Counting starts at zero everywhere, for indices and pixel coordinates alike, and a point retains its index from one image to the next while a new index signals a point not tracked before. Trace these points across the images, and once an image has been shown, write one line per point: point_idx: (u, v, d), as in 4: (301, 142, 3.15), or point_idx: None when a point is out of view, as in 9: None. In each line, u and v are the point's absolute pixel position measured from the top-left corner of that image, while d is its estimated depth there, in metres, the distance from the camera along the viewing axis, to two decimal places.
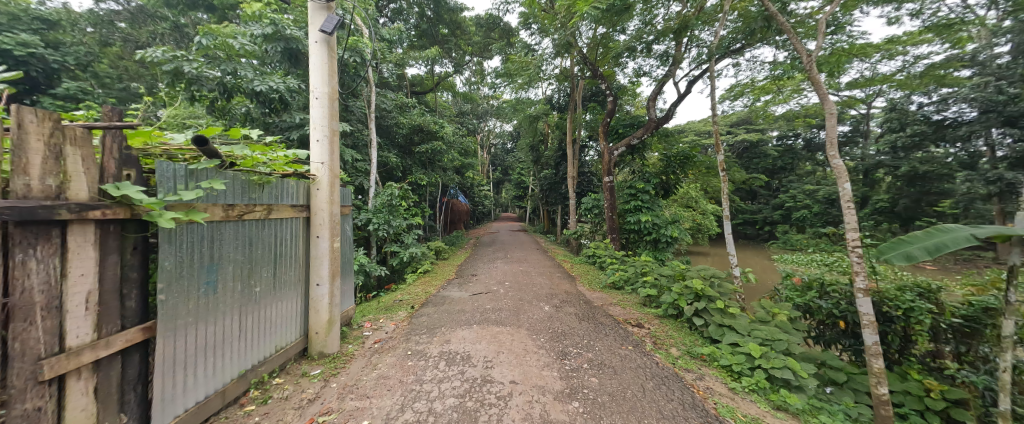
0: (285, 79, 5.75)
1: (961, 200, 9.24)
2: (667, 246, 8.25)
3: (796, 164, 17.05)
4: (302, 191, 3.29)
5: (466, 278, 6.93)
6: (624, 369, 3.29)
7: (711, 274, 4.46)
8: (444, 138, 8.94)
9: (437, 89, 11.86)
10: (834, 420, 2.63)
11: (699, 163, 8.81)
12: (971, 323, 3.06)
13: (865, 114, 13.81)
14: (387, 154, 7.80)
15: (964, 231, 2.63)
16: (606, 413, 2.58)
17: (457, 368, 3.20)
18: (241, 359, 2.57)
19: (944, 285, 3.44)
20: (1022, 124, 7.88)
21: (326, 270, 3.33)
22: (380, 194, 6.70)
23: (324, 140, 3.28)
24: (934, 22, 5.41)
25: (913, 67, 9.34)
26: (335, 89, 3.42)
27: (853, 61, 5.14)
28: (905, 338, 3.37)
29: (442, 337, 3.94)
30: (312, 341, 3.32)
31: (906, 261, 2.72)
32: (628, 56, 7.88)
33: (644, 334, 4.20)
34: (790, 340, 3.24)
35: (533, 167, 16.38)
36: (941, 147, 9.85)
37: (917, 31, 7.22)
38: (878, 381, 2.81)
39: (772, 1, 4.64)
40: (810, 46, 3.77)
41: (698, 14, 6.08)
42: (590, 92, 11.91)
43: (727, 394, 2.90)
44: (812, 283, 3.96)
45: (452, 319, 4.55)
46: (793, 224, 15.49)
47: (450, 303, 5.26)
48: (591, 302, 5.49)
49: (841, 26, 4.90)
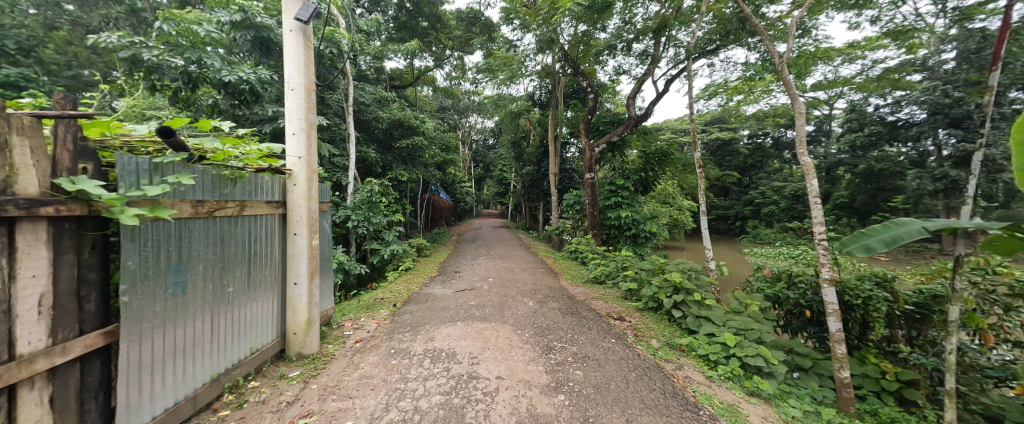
0: (256, 69, 5.51)
1: (912, 195, 9.97)
2: (646, 241, 8.49)
3: (765, 162, 17.91)
4: (277, 187, 3.16)
5: (449, 275, 6.88)
6: (607, 362, 3.37)
7: (688, 267, 4.63)
8: (425, 133, 8.79)
9: (417, 83, 11.61)
10: (801, 404, 2.82)
11: (676, 161, 9.09)
12: (921, 309, 3.33)
13: (827, 115, 14.65)
14: (366, 149, 7.60)
15: (917, 224, 2.83)
16: (592, 405, 2.64)
17: (442, 365, 3.18)
18: (213, 363, 2.46)
19: (897, 274, 3.73)
20: (964, 126, 8.70)
21: (304, 268, 3.22)
22: (359, 190, 6.53)
23: (301, 133, 3.16)
24: (890, 28, 5.79)
25: (871, 70, 9.98)
26: (312, 81, 3.29)
27: (818, 63, 5.43)
28: (863, 325, 3.62)
29: (426, 335, 3.90)
30: (291, 342, 3.21)
31: (866, 253, 2.92)
32: (608, 55, 8.01)
33: (626, 326, 4.31)
34: (761, 329, 3.43)
35: (515, 164, 16.41)
36: (894, 147, 10.60)
37: (874, 37, 7.73)
38: (840, 366, 3.01)
39: (746, 4, 4.82)
40: (779, 48, 3.95)
41: (676, 14, 6.24)
42: (571, 89, 12.02)
43: (705, 382, 3.03)
44: (781, 275, 4.19)
45: (435, 316, 4.50)
46: (762, 219, 16.27)
47: (433, 300, 5.21)
48: (574, 296, 5.58)
49: (807, 30, 5.16)
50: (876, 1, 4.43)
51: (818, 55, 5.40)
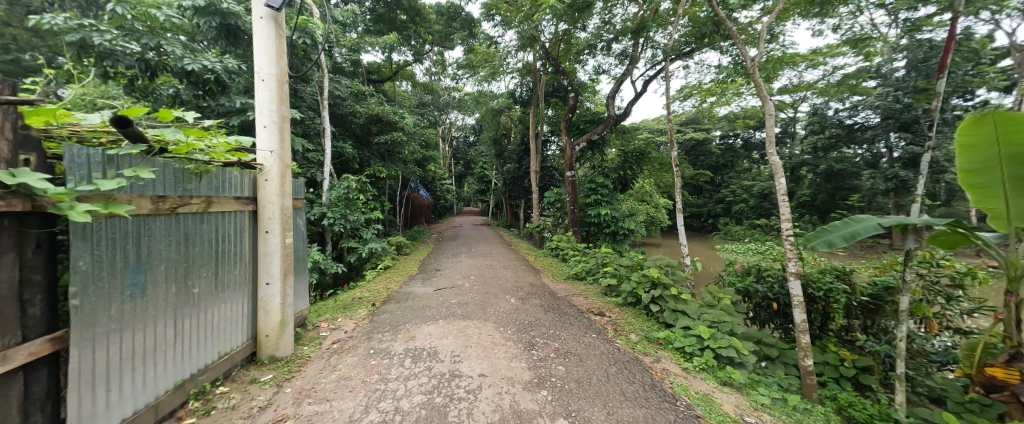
0: (222, 58, 5.20)
1: (866, 194, 10.71)
2: (625, 238, 8.70)
3: (735, 161, 18.73)
4: (247, 183, 3.01)
5: (430, 273, 6.79)
6: (589, 357, 3.44)
7: (666, 263, 4.77)
8: (405, 128, 8.58)
9: (396, 78, 11.31)
10: (770, 391, 2.99)
11: (653, 159, 9.36)
12: (875, 300, 3.60)
13: (792, 118, 15.49)
14: (342, 145, 7.35)
15: (872, 221, 3.06)
16: (574, 399, 2.69)
17: (423, 365, 3.14)
18: (178, 367, 2.31)
19: (854, 267, 4.00)
20: (913, 130, 9.47)
21: (277, 267, 3.08)
22: (335, 187, 6.33)
23: (272, 126, 3.02)
24: (849, 36, 6.17)
25: (831, 76, 10.63)
26: (285, 72, 3.15)
27: (785, 68, 5.73)
28: (824, 316, 3.86)
29: (407, 334, 3.84)
30: (263, 344, 3.06)
31: (828, 248, 3.12)
32: (589, 54, 8.09)
33: (606, 321, 4.41)
34: (733, 322, 3.60)
35: (496, 161, 16.36)
36: (851, 148, 11.35)
37: (834, 44, 8.22)
38: (804, 354, 3.20)
39: (721, 8, 5.01)
40: (750, 52, 4.12)
41: (654, 16, 6.41)
42: (552, 87, 12.11)
43: (681, 373, 3.15)
44: (751, 269, 4.42)
45: (416, 315, 4.43)
46: (733, 216, 17.02)
47: (414, 299, 5.13)
48: (555, 293, 5.64)
49: (776, 35, 5.43)
50: (837, 11, 4.70)
51: (785, 60, 5.70)
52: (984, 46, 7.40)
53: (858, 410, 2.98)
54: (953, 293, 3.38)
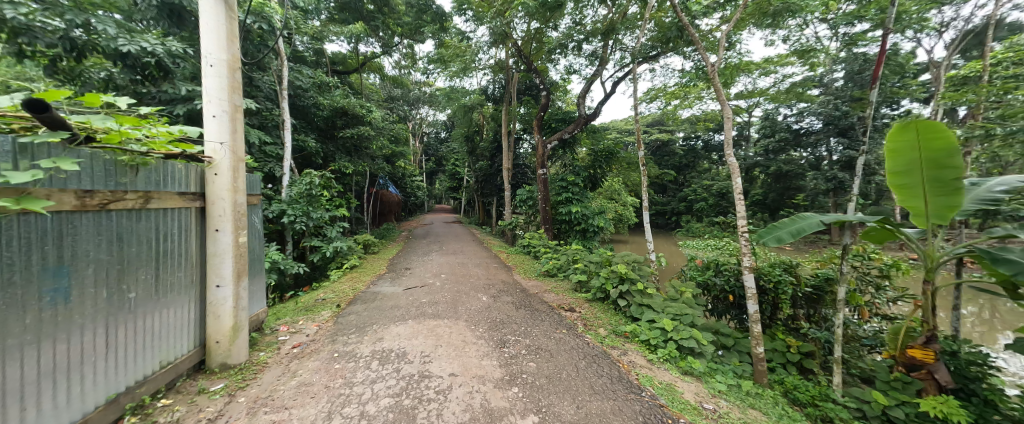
0: (165, 41, 4.74)
1: (810, 194, 11.70)
2: (595, 235, 8.91)
3: (697, 162, 19.79)
4: (194, 177, 2.76)
5: (399, 272, 6.59)
6: (559, 352, 3.50)
7: (633, 259, 4.97)
8: (373, 123, 8.26)
9: (363, 69, 10.84)
10: (726, 378, 3.19)
11: (622, 158, 9.66)
12: (817, 290, 3.95)
13: (746, 122, 16.59)
14: (303, 138, 6.93)
15: (815, 218, 3.34)
16: (544, 395, 2.72)
17: (392, 366, 3.04)
18: (112, 379, 2.09)
19: (799, 261, 4.35)
20: (849, 135, 10.79)
21: (229, 269, 2.86)
22: (296, 182, 5.97)
23: (223, 116, 2.79)
24: (796, 47, 6.68)
25: (781, 84, 11.49)
26: (237, 57, 2.92)
27: (741, 75, 6.12)
28: (773, 306, 4.18)
29: (374, 335, 3.71)
30: (213, 352, 2.83)
31: (777, 244, 3.39)
32: (560, 53, 8.17)
33: (576, 317, 4.51)
34: (694, 314, 3.81)
35: (468, 159, 16.19)
36: (797, 152, 12.33)
37: (783, 55, 8.89)
38: (756, 343, 3.44)
39: (683, 14, 5.23)
40: (711, 58, 4.33)
41: (622, 19, 6.60)
42: (524, 85, 12.15)
43: (647, 365, 3.29)
44: (710, 264, 4.68)
45: (384, 316, 4.29)
46: (694, 214, 17.99)
47: (382, 299, 4.96)
48: (527, 290, 5.69)
49: (734, 44, 5.77)
50: (786, 23, 5.07)
51: (741, 67, 6.08)
52: (907, 62, 8.31)
53: (801, 392, 3.25)
54: (881, 283, 3.77)
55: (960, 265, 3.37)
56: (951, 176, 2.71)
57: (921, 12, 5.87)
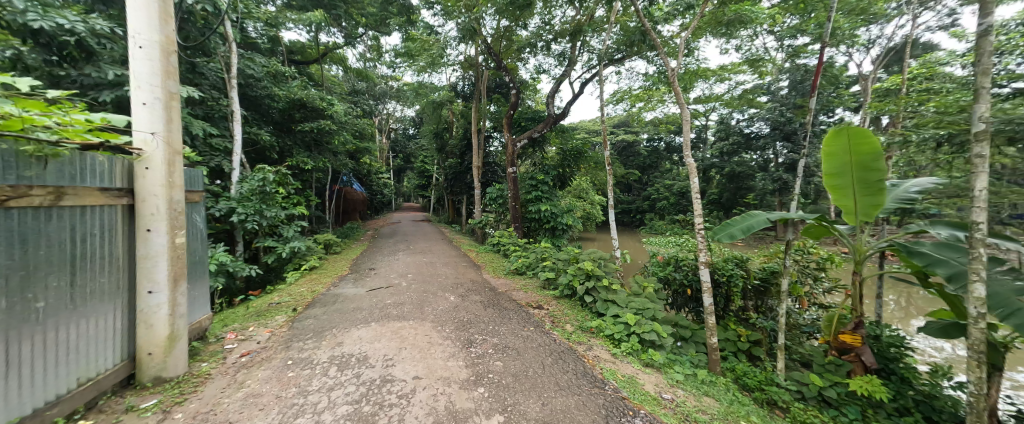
0: (87, 18, 4.20)
1: (759, 193, 12.63)
2: (563, 233, 9.06)
3: (660, 163, 20.72)
4: (120, 171, 2.46)
5: (363, 273, 6.33)
6: (526, 350, 3.51)
7: (599, 256, 5.09)
8: (334, 117, 7.85)
9: (324, 60, 10.27)
10: (683, 368, 3.36)
11: (590, 158, 9.89)
12: (764, 282, 4.25)
13: (704, 125, 17.61)
14: (256, 131, 6.45)
15: (763, 216, 3.59)
16: (510, 393, 2.72)
17: (351, 372, 2.90)
18: (14, 401, 1.82)
19: (749, 256, 4.67)
20: (792, 140, 11.75)
21: (163, 273, 2.58)
22: (247, 178, 5.54)
23: (156, 104, 2.52)
24: (747, 56, 7.15)
25: (735, 90, 12.29)
26: (173, 40, 2.65)
27: (698, 80, 6.47)
28: (726, 299, 4.45)
29: (333, 340, 3.52)
30: (143, 365, 2.55)
31: (729, 240, 3.61)
32: (530, 52, 8.21)
33: (544, 314, 4.55)
34: (655, 308, 3.98)
35: (437, 156, 15.89)
36: (749, 154, 13.25)
37: (736, 63, 9.51)
38: (711, 333, 3.65)
39: (646, 19, 5.41)
40: (671, 63, 4.51)
41: (589, 21, 6.73)
42: (494, 83, 12.10)
43: (610, 359, 3.38)
44: (670, 260, 4.91)
45: (345, 319, 4.09)
46: (656, 212, 18.83)
47: (343, 302, 4.72)
48: (495, 288, 5.67)
49: (692, 51, 6.09)
50: (739, 33, 5.40)
51: (698, 73, 6.42)
52: (840, 74, 9.19)
53: (750, 378, 3.48)
54: (818, 275, 4.13)
55: (883, 258, 3.76)
56: (875, 178, 3.02)
57: (851, 29, 6.50)
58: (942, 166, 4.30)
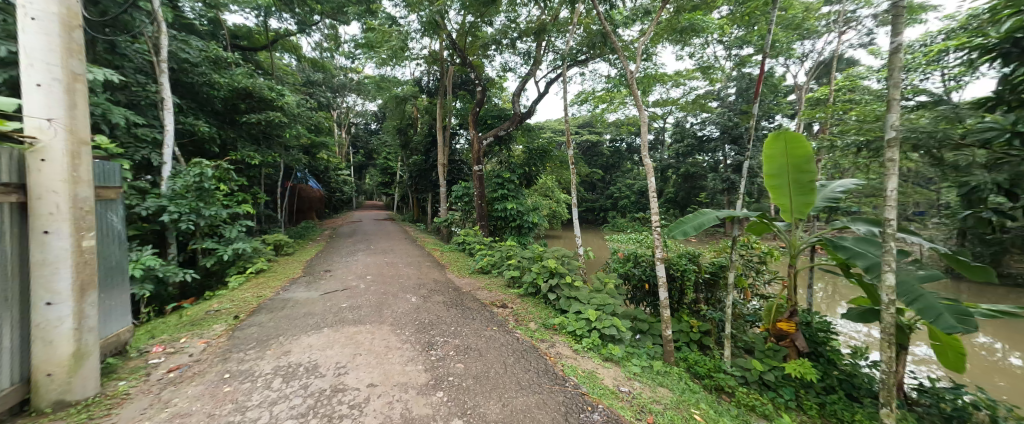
0: None
1: (711, 193, 13.51)
2: (529, 231, 9.12)
3: (622, 163, 21.57)
4: (4, 163, 2.08)
5: (317, 275, 5.96)
6: (488, 350, 3.47)
7: (563, 254, 5.16)
8: (285, 108, 7.31)
9: (274, 47, 9.53)
10: (640, 360, 3.48)
11: (555, 157, 10.03)
12: (714, 276, 4.53)
13: (662, 128, 18.55)
14: (192, 121, 5.84)
15: (712, 214, 3.81)
16: (470, 396, 2.66)
17: (298, 383, 2.70)
18: None
19: (701, 251, 4.94)
20: (739, 143, 12.70)
21: (66, 281, 2.23)
22: (181, 174, 5.00)
23: (55, 87, 2.17)
24: (700, 63, 7.59)
25: (689, 95, 13.04)
26: (77, 13, 2.30)
27: (655, 84, 6.77)
28: (680, 292, 4.69)
29: (280, 349, 3.27)
30: (40, 389, 2.17)
31: (682, 237, 3.80)
32: (495, 49, 8.16)
33: (508, 313, 4.53)
34: (615, 303, 4.10)
35: (401, 153, 15.39)
36: (702, 156, 14.14)
37: (689, 69, 10.09)
38: (665, 326, 3.82)
39: (608, 22, 5.55)
40: (630, 66, 4.64)
41: (553, 21, 6.80)
42: (460, 79, 11.92)
43: (572, 355, 3.44)
44: (630, 256, 5.08)
45: (294, 326, 3.81)
46: (618, 210, 19.59)
47: (293, 307, 4.41)
48: (459, 288, 5.57)
49: (650, 56, 6.35)
50: (692, 41, 5.71)
51: (656, 77, 6.71)
52: (779, 84, 10.05)
53: (700, 367, 3.68)
54: (760, 268, 4.47)
55: (813, 251, 4.14)
56: (807, 179, 3.30)
57: (787, 43, 7.11)
58: (862, 169, 4.81)
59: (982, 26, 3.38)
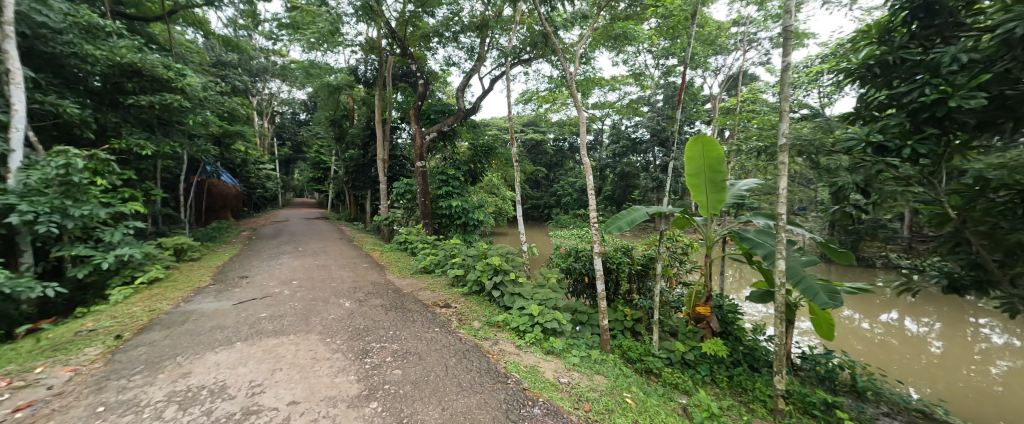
0: None
1: (643, 191, 14.67)
2: (474, 229, 9.03)
3: (564, 161, 22.46)
4: None
5: (231, 283, 5.24)
6: (429, 353, 3.35)
7: (507, 251, 5.19)
8: (189, 92, 6.30)
9: (173, 18, 8.14)
10: (579, 351, 3.64)
11: (500, 155, 10.06)
12: (644, 267, 4.90)
13: (601, 129, 19.68)
14: (56, 100, 4.75)
15: (643, 210, 4.11)
16: (407, 404, 2.54)
17: (200, 410, 2.33)
18: None
19: (634, 245, 5.30)
20: (666, 146, 13.97)
21: None
22: (38, 165, 4.02)
23: None
24: (632, 70, 8.15)
25: (624, 100, 13.98)
26: None
27: (593, 87, 7.12)
28: (616, 284, 4.99)
29: (178, 371, 2.80)
30: None
31: (616, 232, 4.05)
32: (438, 42, 7.91)
33: (451, 313, 4.43)
34: (556, 297, 4.22)
35: (336, 146, 14.24)
36: (635, 156, 15.29)
37: (624, 75, 10.81)
38: (602, 317, 4.04)
39: (549, 23, 5.67)
40: (569, 68, 4.78)
41: (497, 18, 6.78)
42: (400, 71, 11.35)
43: (515, 351, 3.47)
44: (570, 252, 5.28)
45: (198, 343, 3.30)
46: (561, 207, 20.39)
47: (198, 321, 3.82)
48: (399, 289, 5.31)
49: (588, 60, 6.65)
50: (625, 48, 6.10)
51: (593, 81, 7.06)
52: (698, 93, 11.22)
53: (632, 352, 3.95)
54: (682, 258, 4.94)
55: (724, 242, 4.68)
56: (720, 179, 3.71)
57: (704, 57, 7.96)
58: (761, 171, 5.57)
59: (846, 54, 4.10)
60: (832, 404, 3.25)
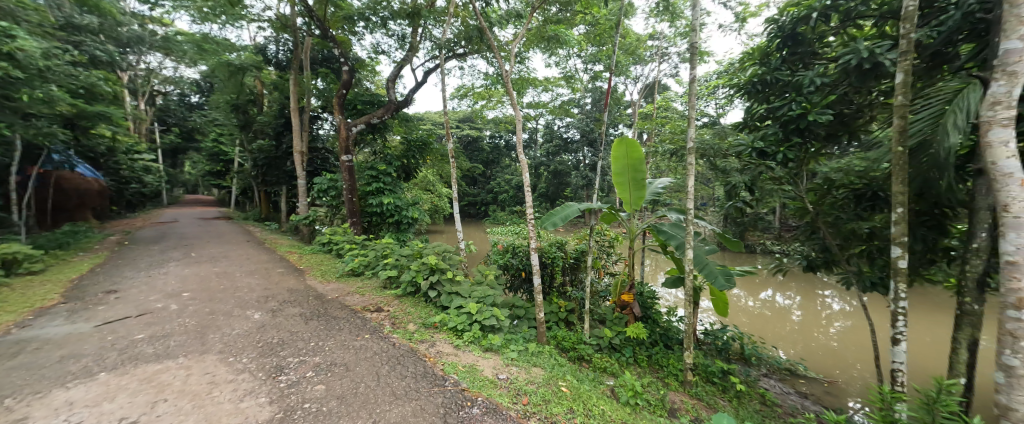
0: None
1: (574, 188, 15.53)
2: (408, 227, 8.62)
3: (501, 159, 22.68)
4: None
5: (93, 300, 4.20)
6: (358, 362, 3.09)
7: (443, 249, 5.04)
8: (19, 57, 4.84)
9: None
10: (516, 345, 3.70)
11: (436, 150, 9.74)
12: (577, 260, 5.18)
13: (536, 128, 20.30)
14: None
15: (575, 207, 4.32)
16: (331, 421, 2.30)
17: None
18: None
19: (567, 239, 5.57)
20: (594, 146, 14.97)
21: None
22: None
23: None
24: (563, 72, 8.52)
25: (557, 101, 14.59)
26: None
27: (526, 87, 7.27)
28: (551, 277, 5.18)
29: (7, 418, 2.15)
30: None
31: (550, 227, 4.19)
32: (364, 26, 7.31)
33: (383, 317, 4.15)
34: (495, 294, 4.23)
35: (241, 135, 12.32)
36: (567, 155, 16.13)
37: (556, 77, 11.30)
38: (538, 310, 4.15)
39: (483, 18, 5.63)
40: (504, 66, 4.80)
41: (429, 8, 6.51)
42: (321, 55, 10.25)
43: (452, 352, 3.38)
44: (508, 248, 5.33)
45: (39, 379, 2.57)
46: (498, 204, 20.59)
47: (41, 350, 2.98)
48: (322, 295, 4.80)
49: (521, 59, 6.75)
50: (557, 51, 6.35)
51: (527, 80, 7.20)
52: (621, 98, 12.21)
53: (566, 341, 4.15)
54: (609, 250, 5.33)
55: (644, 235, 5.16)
56: (641, 178, 4.08)
57: (626, 65, 8.67)
58: (674, 170, 6.26)
59: (736, 72, 4.81)
60: (727, 370, 3.82)
